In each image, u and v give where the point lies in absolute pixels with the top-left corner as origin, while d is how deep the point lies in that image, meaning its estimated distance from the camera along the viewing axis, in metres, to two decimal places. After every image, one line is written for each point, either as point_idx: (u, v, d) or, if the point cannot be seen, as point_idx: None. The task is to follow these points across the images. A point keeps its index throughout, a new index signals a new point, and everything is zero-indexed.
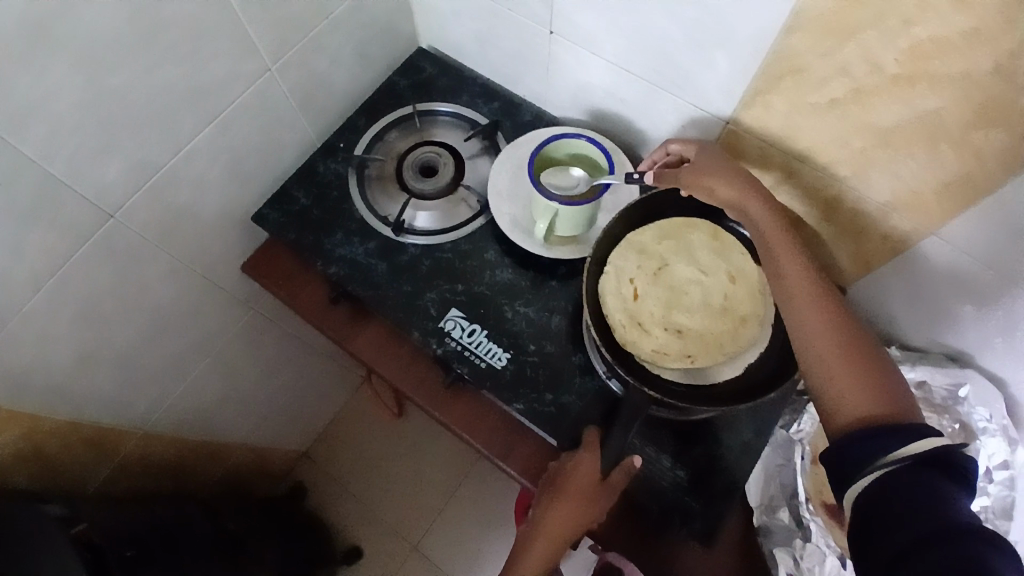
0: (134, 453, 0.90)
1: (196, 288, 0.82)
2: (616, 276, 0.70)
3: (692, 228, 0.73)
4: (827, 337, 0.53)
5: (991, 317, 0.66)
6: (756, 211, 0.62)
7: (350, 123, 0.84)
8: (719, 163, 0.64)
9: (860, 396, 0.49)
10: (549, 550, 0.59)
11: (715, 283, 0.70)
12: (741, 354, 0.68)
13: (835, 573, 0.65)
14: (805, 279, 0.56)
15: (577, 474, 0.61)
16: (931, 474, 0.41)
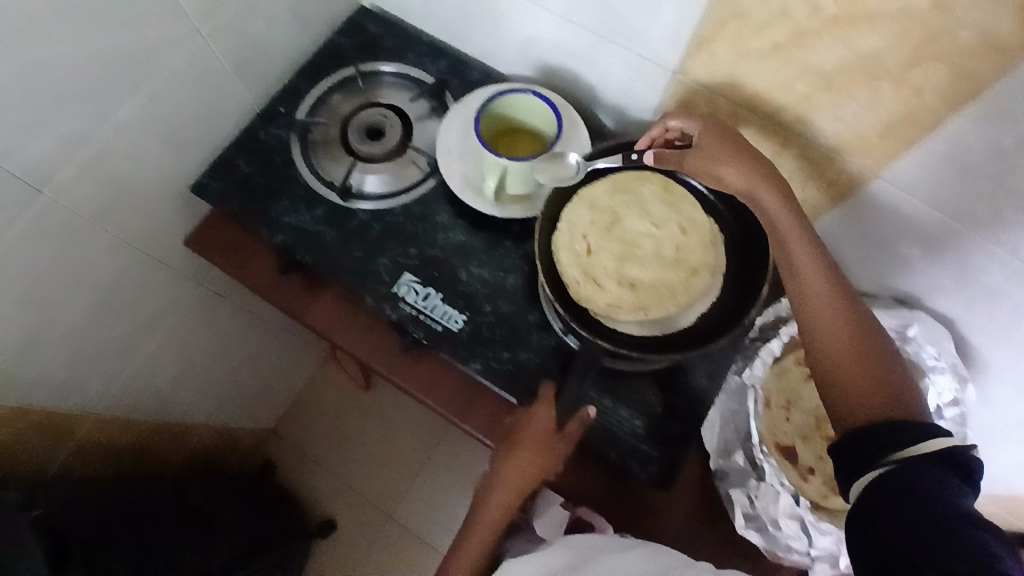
0: (91, 436, 0.89)
1: (140, 265, 0.79)
2: (568, 231, 0.70)
3: (643, 180, 0.72)
4: (837, 336, 0.54)
5: (932, 258, 0.68)
6: (767, 199, 0.59)
7: (291, 87, 0.81)
8: (725, 142, 0.61)
9: (872, 397, 0.50)
10: (508, 498, 0.65)
11: (667, 235, 0.70)
12: (693, 304, 0.68)
13: (789, 511, 0.66)
14: (819, 275, 0.56)
15: (531, 430, 0.64)
16: (938, 466, 0.43)
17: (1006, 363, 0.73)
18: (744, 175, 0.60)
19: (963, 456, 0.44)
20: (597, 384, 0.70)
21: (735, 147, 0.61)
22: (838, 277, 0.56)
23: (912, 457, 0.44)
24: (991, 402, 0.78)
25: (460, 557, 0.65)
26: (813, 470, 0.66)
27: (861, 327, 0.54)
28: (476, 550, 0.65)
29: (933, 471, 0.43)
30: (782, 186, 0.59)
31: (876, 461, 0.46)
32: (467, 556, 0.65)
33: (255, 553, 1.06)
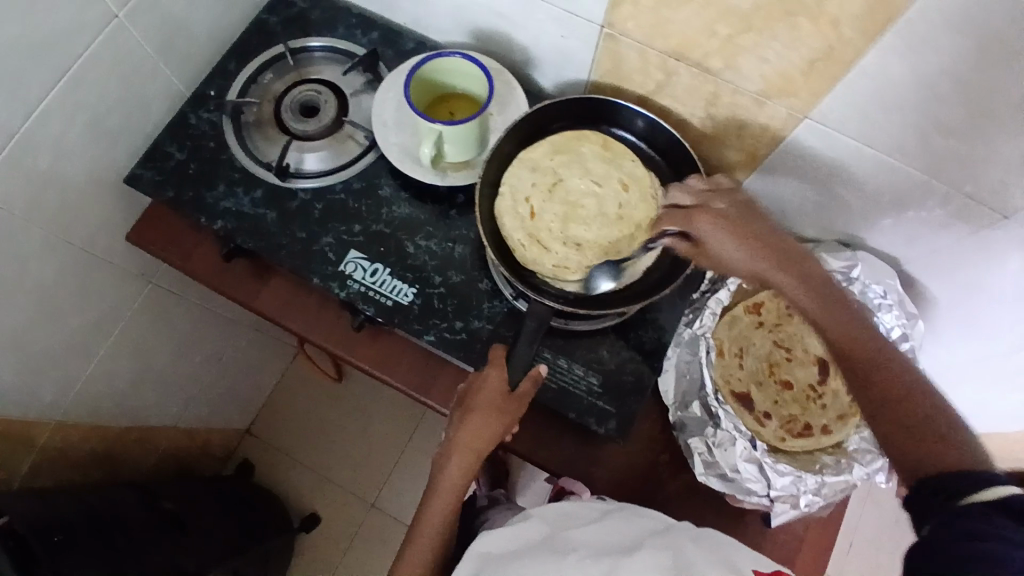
0: (53, 444, 0.87)
1: (80, 263, 0.77)
2: (512, 194, 0.70)
3: (583, 140, 0.73)
4: (890, 410, 0.48)
5: (869, 197, 0.69)
6: (785, 282, 0.56)
7: (220, 69, 0.79)
8: (731, 230, 0.58)
9: (929, 463, 0.45)
10: (465, 465, 0.64)
11: (609, 192, 0.71)
12: (641, 260, 0.69)
13: (746, 455, 0.67)
14: (860, 350, 0.51)
15: (484, 393, 0.64)
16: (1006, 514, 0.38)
17: (948, 295, 0.75)
18: (753, 260, 0.57)
19: None
20: (552, 344, 0.71)
21: (742, 233, 0.58)
22: (885, 349, 0.51)
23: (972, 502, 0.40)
24: (939, 333, 0.81)
25: (420, 535, 0.63)
26: (769, 414, 0.70)
27: (915, 395, 0.48)
28: (437, 525, 0.63)
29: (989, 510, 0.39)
30: (802, 267, 0.56)
31: (934, 513, 0.42)
32: (428, 534, 0.63)
33: (234, 548, 1.04)
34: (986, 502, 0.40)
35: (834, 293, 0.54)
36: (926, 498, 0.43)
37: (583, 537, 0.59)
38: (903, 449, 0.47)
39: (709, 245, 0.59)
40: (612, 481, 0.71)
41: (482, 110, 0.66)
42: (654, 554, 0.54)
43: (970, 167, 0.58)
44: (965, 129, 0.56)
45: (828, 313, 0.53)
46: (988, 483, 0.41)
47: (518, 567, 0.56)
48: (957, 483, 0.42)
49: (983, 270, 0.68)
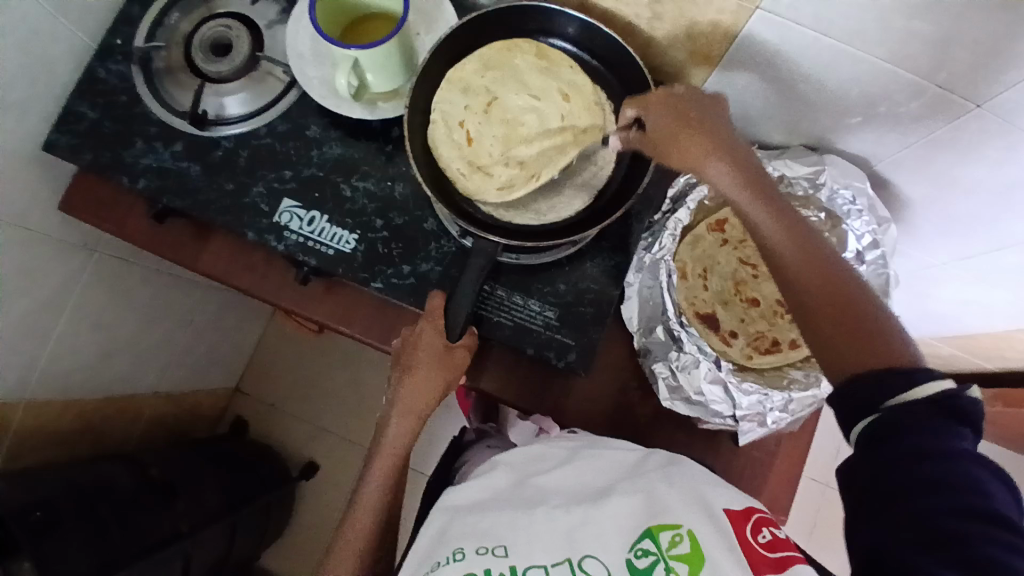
0: (29, 423, 0.85)
1: (13, 243, 0.73)
2: (445, 121, 0.66)
3: (515, 51, 0.67)
4: (820, 300, 0.46)
5: (837, 92, 0.62)
6: (714, 170, 0.52)
7: (123, 15, 0.72)
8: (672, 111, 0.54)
9: (865, 357, 0.43)
10: (406, 426, 0.63)
11: (549, 106, 0.66)
12: (591, 180, 0.65)
13: (711, 376, 0.65)
14: (790, 241, 0.48)
15: (422, 347, 0.62)
16: (940, 417, 0.39)
17: (924, 194, 0.70)
18: (692, 141, 0.53)
19: (958, 402, 0.39)
20: (505, 281, 0.68)
21: (685, 115, 0.54)
22: (815, 237, 0.48)
23: (908, 401, 0.40)
24: (917, 233, 0.77)
25: (363, 500, 0.62)
26: (735, 332, 0.68)
27: (847, 283, 0.46)
28: (378, 490, 0.62)
29: (923, 414, 0.39)
30: (734, 153, 0.52)
31: (872, 412, 0.41)
32: (371, 500, 0.62)
33: (233, 506, 1.04)
34: (918, 401, 0.40)
35: (770, 185, 0.51)
36: (855, 399, 0.42)
37: (549, 485, 0.58)
38: (831, 354, 0.45)
39: (654, 134, 0.55)
40: (580, 412, 0.70)
41: (396, 29, 0.59)
42: (625, 498, 0.53)
43: (937, 49, 0.52)
44: (930, 8, 0.49)
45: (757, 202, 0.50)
46: (925, 382, 0.40)
47: (487, 521, 0.55)
48: (890, 384, 0.41)
49: (959, 163, 0.63)
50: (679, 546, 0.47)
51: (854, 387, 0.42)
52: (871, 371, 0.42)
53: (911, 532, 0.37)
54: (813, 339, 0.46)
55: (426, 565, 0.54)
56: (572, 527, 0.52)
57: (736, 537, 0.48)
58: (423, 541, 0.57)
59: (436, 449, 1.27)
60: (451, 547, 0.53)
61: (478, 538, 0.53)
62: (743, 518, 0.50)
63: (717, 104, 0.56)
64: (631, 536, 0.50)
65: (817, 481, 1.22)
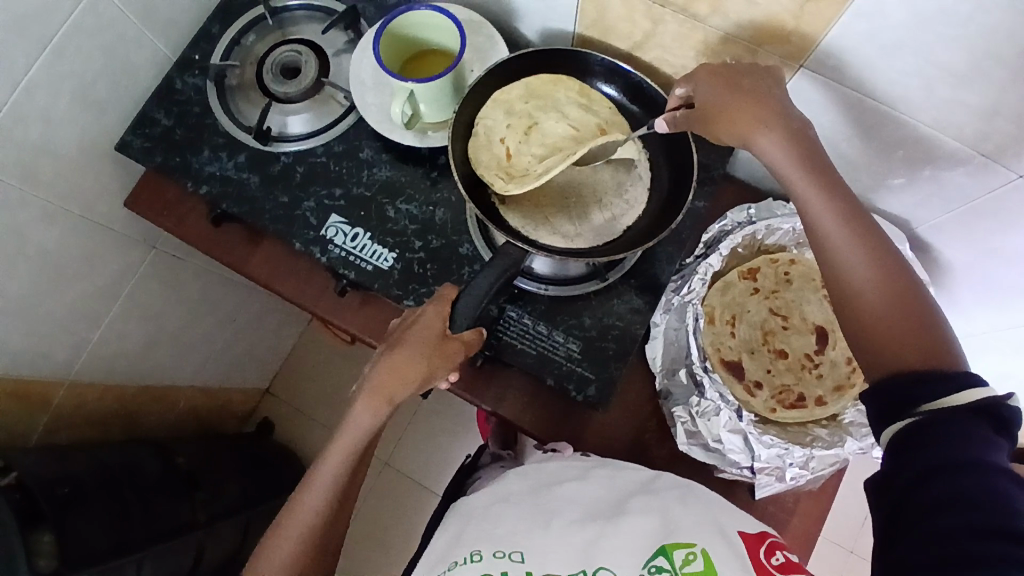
0: (68, 403, 0.89)
1: (80, 233, 0.79)
2: (486, 134, 0.68)
3: (558, 84, 0.69)
4: (866, 282, 0.47)
5: (878, 151, 0.63)
6: (766, 144, 0.53)
7: (204, 32, 0.78)
8: (728, 89, 0.56)
9: (901, 347, 0.45)
10: (373, 407, 0.59)
11: (587, 136, 0.67)
12: (618, 217, 0.66)
13: (731, 425, 0.64)
14: (839, 222, 0.49)
15: (416, 331, 0.59)
16: (977, 423, 0.39)
17: (964, 262, 0.69)
18: (745, 117, 0.54)
19: (996, 409, 0.40)
20: (533, 310, 0.69)
21: (742, 92, 0.55)
22: (866, 219, 0.50)
23: (947, 405, 0.40)
24: (960, 302, 0.75)
25: (319, 479, 0.61)
26: (759, 383, 0.68)
27: (895, 269, 0.47)
28: (334, 471, 0.60)
29: (959, 419, 0.39)
30: (789, 130, 0.53)
31: (907, 415, 0.42)
32: (326, 480, 0.60)
33: (249, 504, 1.05)
34: (957, 405, 0.40)
35: (827, 168, 0.52)
36: (891, 396, 0.43)
37: (565, 496, 0.58)
38: (871, 339, 0.46)
39: (707, 107, 0.56)
40: (597, 448, 0.70)
41: (453, 67, 0.64)
42: (641, 519, 0.53)
43: (980, 116, 0.53)
44: (973, 75, 0.50)
45: (810, 181, 0.51)
46: (965, 388, 0.41)
47: (504, 527, 0.56)
48: (929, 387, 0.42)
49: (999, 232, 0.62)
50: (693, 564, 0.48)
51: (889, 377, 0.44)
52: (908, 363, 0.44)
53: (930, 550, 0.37)
54: (859, 334, 0.47)
55: (442, 564, 0.56)
56: (588, 543, 0.52)
57: (748, 558, 0.49)
58: (441, 542, 0.60)
59: (452, 470, 1.28)
60: (467, 549, 0.55)
61: (496, 542, 0.54)
62: (758, 541, 0.52)
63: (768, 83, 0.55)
64: (643, 555, 0.50)
65: (840, 548, 1.17)
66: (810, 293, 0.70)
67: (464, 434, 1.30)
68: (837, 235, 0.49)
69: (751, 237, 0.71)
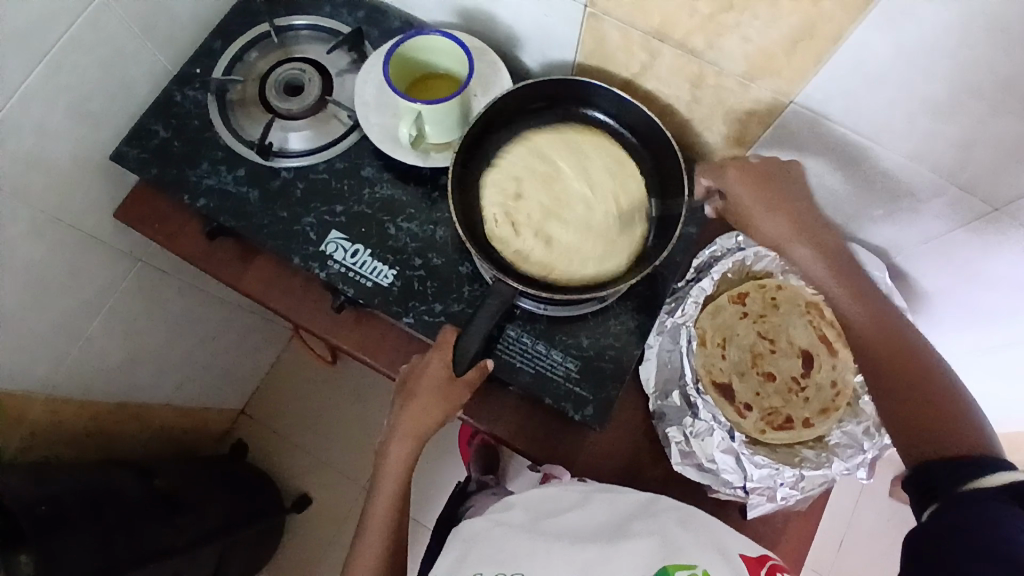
0: (44, 419, 0.87)
1: (68, 244, 0.77)
2: (502, 171, 0.71)
3: (597, 143, 0.72)
4: (897, 377, 0.51)
5: (862, 185, 0.67)
6: (800, 251, 0.59)
7: (205, 47, 0.79)
8: (756, 187, 0.61)
9: (943, 438, 0.48)
10: (407, 448, 0.63)
11: (599, 204, 0.70)
12: (620, 262, 0.68)
13: (723, 445, 0.66)
14: (874, 324, 0.54)
15: (427, 377, 0.62)
16: (1004, 500, 0.41)
17: (941, 288, 0.73)
18: (780, 225, 0.59)
19: None
20: (532, 328, 0.70)
21: (770, 195, 0.60)
22: (899, 320, 0.54)
23: (980, 487, 0.43)
24: (936, 327, 0.79)
25: (371, 528, 0.62)
26: (750, 406, 0.69)
27: (931, 365, 0.51)
28: (384, 518, 0.62)
29: (987, 496, 0.42)
30: (819, 239, 0.59)
31: (942, 496, 0.44)
32: (378, 529, 0.62)
33: (228, 526, 1.02)
34: (990, 488, 0.43)
35: (855, 272, 0.57)
36: (930, 477, 0.46)
37: (568, 524, 0.58)
38: (913, 428, 0.49)
39: (737, 203, 0.61)
40: (591, 467, 0.70)
41: (460, 89, 0.66)
42: (643, 540, 0.54)
43: (959, 150, 0.57)
44: (953, 111, 0.54)
45: (840, 283, 0.57)
46: (998, 471, 0.43)
47: (505, 551, 0.56)
48: (962, 469, 0.45)
49: (977, 259, 0.66)
50: None
51: (929, 460, 0.47)
52: (950, 451, 0.47)
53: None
54: (898, 421, 0.50)
55: None
56: (589, 563, 0.52)
57: None
58: (441, 568, 0.59)
59: (433, 493, 1.26)
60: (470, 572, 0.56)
61: (498, 564, 0.55)
62: (759, 564, 0.54)
63: (795, 188, 0.61)
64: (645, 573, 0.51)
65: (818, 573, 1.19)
66: (796, 317, 0.73)
67: (448, 456, 1.28)
68: (869, 334, 0.54)
69: (740, 261, 0.74)
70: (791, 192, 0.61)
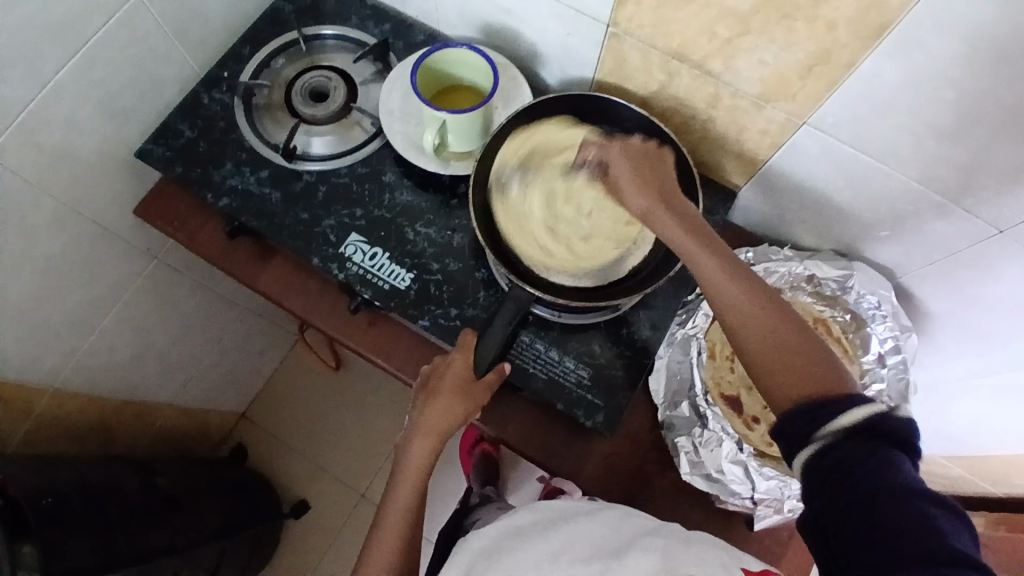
0: (51, 412, 0.87)
1: (88, 239, 0.78)
2: (556, 149, 0.71)
3: None
4: (752, 329, 0.52)
5: (869, 205, 0.69)
6: (663, 219, 0.59)
7: (234, 53, 0.81)
8: (626, 163, 0.62)
9: (797, 382, 0.48)
10: (428, 447, 0.63)
11: (582, 227, 0.68)
12: (559, 264, 0.68)
13: (732, 456, 0.67)
14: (727, 276, 0.54)
15: (449, 377, 0.63)
16: (876, 444, 0.43)
17: (944, 309, 0.74)
18: (643, 197, 0.60)
19: (887, 425, 0.44)
20: (546, 336, 0.71)
21: (639, 168, 0.62)
22: (749, 272, 0.55)
23: (845, 429, 0.44)
24: (938, 349, 0.80)
25: (389, 528, 0.62)
26: (758, 418, 0.68)
27: (778, 311, 0.52)
28: (402, 518, 0.62)
29: (865, 448, 0.43)
30: (677, 207, 0.59)
31: (809, 445, 0.45)
32: (395, 529, 0.62)
33: (227, 530, 1.02)
34: (850, 426, 0.44)
35: (709, 233, 0.57)
36: (795, 426, 0.47)
37: (573, 534, 0.59)
38: (773, 377, 0.50)
39: (612, 180, 0.63)
40: (600, 475, 0.71)
41: (485, 101, 0.67)
42: (644, 557, 0.54)
43: (964, 173, 0.59)
44: (958, 136, 0.56)
45: (695, 244, 0.56)
46: (858, 404, 0.45)
47: (511, 560, 0.58)
48: (824, 412, 0.46)
49: (980, 280, 0.67)
50: None
51: (791, 407, 0.48)
52: (805, 394, 0.48)
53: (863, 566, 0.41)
54: (760, 370, 0.51)
55: None
56: None
57: None
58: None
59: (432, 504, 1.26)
60: None
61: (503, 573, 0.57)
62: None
63: (667, 168, 0.64)
64: None
65: None
66: None
67: (448, 467, 1.28)
68: (726, 290, 0.54)
69: None
70: (657, 170, 0.62)
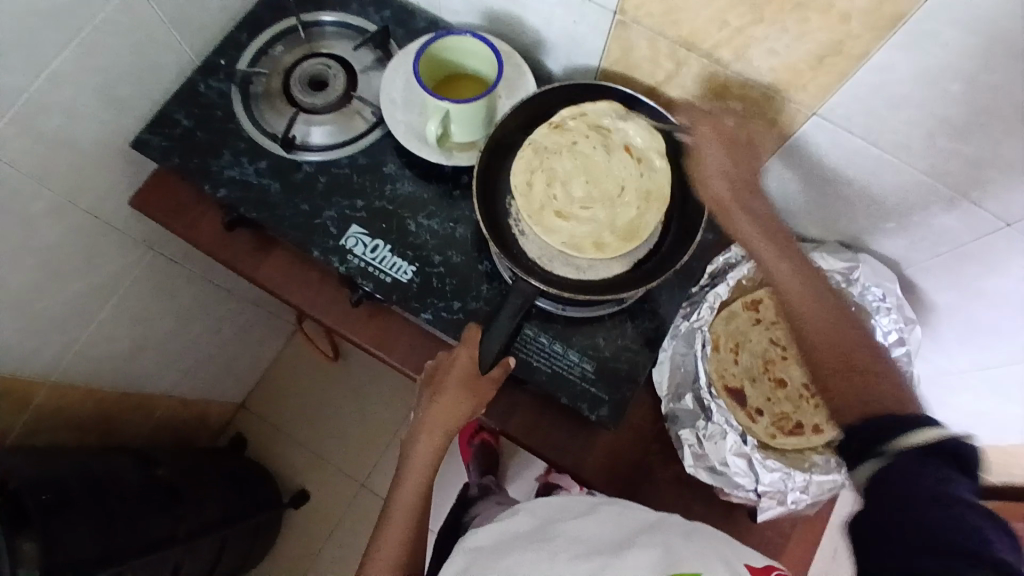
0: (49, 403, 0.87)
1: (85, 230, 0.77)
2: (593, 146, 0.68)
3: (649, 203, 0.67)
4: (826, 340, 0.56)
5: (876, 197, 0.68)
6: (739, 220, 0.63)
7: (231, 39, 0.79)
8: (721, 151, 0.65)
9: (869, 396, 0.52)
10: (434, 442, 0.64)
11: (569, 201, 0.66)
12: (527, 206, 0.66)
13: (736, 449, 0.67)
14: (804, 288, 0.58)
15: (453, 372, 0.63)
16: (936, 460, 0.45)
17: (948, 302, 0.74)
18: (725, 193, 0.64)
19: (958, 446, 0.45)
20: (550, 329, 0.71)
21: (729, 160, 0.65)
22: (828, 289, 0.59)
23: (911, 443, 0.46)
24: (940, 340, 0.81)
25: (394, 523, 0.62)
26: (760, 410, 0.71)
27: (853, 330, 0.56)
28: (407, 513, 0.62)
29: (919, 457, 0.45)
30: (758, 213, 0.63)
31: (874, 454, 0.48)
32: (400, 524, 0.62)
33: (229, 520, 1.02)
34: (922, 443, 0.46)
35: (792, 245, 0.61)
36: (863, 441, 0.49)
37: (576, 532, 0.58)
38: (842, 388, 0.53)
39: (701, 165, 0.66)
40: (603, 467, 0.71)
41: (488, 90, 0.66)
42: (645, 552, 0.54)
43: (974, 167, 0.58)
44: (969, 130, 0.55)
45: (776, 251, 0.61)
46: (924, 428, 0.46)
47: (510, 559, 0.56)
48: (889, 430, 0.48)
49: (986, 273, 0.67)
50: None
51: (857, 418, 0.51)
52: (874, 408, 0.51)
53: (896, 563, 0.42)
54: (833, 378, 0.54)
55: None
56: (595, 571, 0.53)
57: None
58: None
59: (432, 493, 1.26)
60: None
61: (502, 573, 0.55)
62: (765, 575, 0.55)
63: (752, 158, 0.65)
64: None
65: None
66: None
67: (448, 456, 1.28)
68: (805, 299, 0.58)
69: None
70: (749, 165, 0.65)
